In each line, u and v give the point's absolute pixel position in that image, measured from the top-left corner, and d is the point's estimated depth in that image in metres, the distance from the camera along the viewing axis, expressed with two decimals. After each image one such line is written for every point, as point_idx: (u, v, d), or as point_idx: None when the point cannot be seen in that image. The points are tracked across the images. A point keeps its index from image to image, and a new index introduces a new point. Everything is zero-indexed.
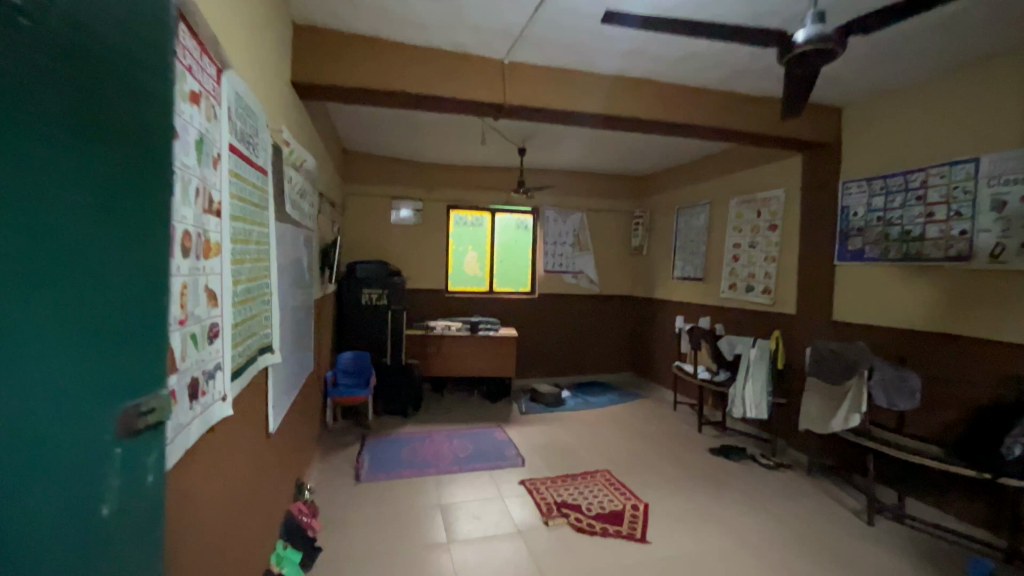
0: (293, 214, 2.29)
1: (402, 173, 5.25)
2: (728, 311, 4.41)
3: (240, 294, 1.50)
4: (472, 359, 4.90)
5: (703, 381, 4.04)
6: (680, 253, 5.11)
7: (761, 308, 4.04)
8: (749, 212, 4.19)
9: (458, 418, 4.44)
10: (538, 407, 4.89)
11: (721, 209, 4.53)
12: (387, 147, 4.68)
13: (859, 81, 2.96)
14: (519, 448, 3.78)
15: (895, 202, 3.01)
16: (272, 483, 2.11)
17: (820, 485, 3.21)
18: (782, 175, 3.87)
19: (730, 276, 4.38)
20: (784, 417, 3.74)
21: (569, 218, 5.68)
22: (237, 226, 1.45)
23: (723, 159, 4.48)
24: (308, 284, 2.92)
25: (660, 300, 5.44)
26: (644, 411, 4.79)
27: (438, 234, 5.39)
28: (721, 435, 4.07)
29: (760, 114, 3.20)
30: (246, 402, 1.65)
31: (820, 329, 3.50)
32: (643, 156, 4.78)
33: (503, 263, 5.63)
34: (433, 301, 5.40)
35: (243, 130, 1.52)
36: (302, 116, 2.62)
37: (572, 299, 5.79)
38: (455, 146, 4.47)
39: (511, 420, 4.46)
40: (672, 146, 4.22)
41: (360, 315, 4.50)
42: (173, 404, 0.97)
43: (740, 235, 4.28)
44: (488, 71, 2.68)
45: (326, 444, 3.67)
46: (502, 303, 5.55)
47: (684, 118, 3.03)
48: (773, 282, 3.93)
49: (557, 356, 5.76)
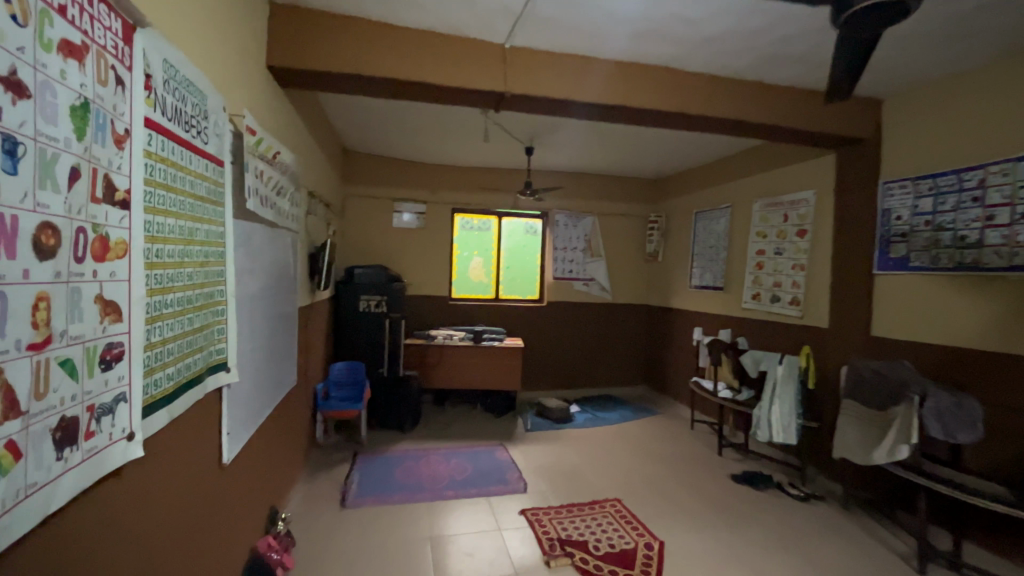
0: (264, 213, 2.04)
1: (404, 174, 5.02)
2: (751, 323, 4.07)
3: (170, 303, 1.24)
4: (474, 370, 4.62)
5: (724, 400, 3.71)
6: (699, 261, 4.78)
7: (788, 321, 3.70)
8: (775, 216, 3.86)
9: (458, 434, 4.16)
10: (544, 423, 4.58)
11: (744, 212, 4.20)
12: (389, 146, 4.45)
13: (906, 67, 2.63)
14: (522, 470, 3.49)
15: (947, 204, 2.68)
16: (232, 519, 1.85)
17: (858, 522, 2.85)
18: (813, 176, 3.54)
19: (753, 286, 4.04)
20: (815, 442, 3.38)
21: (580, 222, 5.40)
22: (164, 222, 1.20)
23: (748, 159, 4.16)
24: (290, 290, 2.67)
25: (677, 310, 5.11)
26: (659, 429, 4.46)
27: (442, 238, 5.14)
28: (744, 460, 3.72)
29: (791, 106, 2.88)
30: (185, 432, 1.39)
31: (855, 345, 3.15)
32: (661, 156, 4.47)
33: (510, 269, 5.35)
34: (436, 308, 5.14)
35: (180, 109, 1.28)
36: (282, 106, 2.37)
37: (583, 308, 5.48)
38: (459, 144, 4.22)
39: (515, 438, 4.17)
40: (692, 143, 3.92)
41: (357, 323, 4.27)
42: (12, 460, 0.71)
43: (764, 240, 3.95)
44: (487, 56, 2.42)
45: (314, 463, 3.41)
46: (508, 311, 5.27)
47: (706, 111, 2.73)
48: (802, 293, 3.59)
49: (567, 368, 5.46)
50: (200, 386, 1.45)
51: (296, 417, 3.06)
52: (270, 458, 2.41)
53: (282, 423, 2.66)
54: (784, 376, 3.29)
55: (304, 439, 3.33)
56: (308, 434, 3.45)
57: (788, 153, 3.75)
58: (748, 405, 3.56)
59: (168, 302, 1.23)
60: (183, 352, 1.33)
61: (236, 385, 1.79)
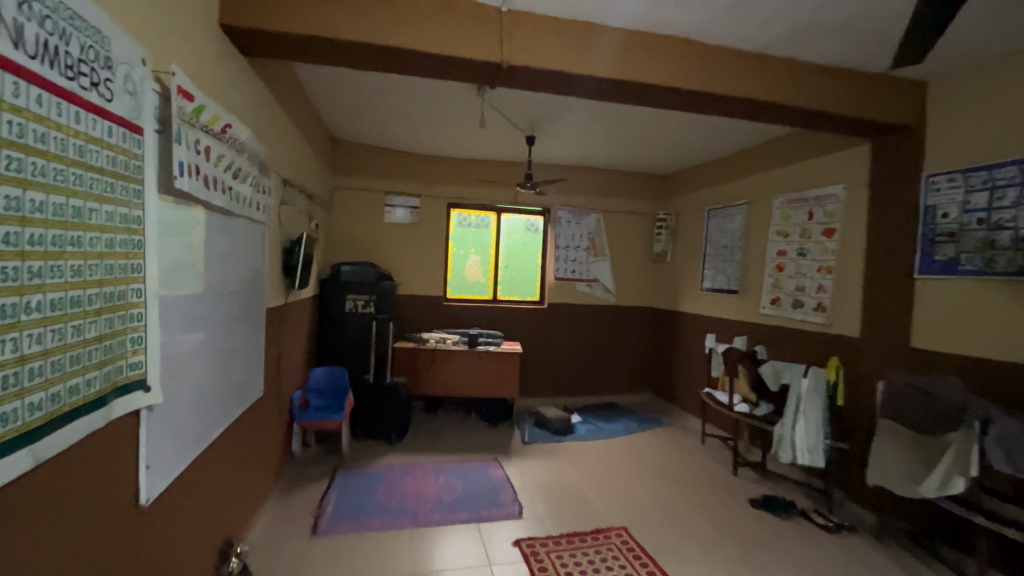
0: (211, 199, 1.72)
1: (397, 166, 4.70)
2: (769, 330, 3.74)
3: (33, 307, 0.93)
4: (469, 377, 4.30)
5: (740, 415, 3.38)
6: (711, 262, 4.45)
7: (812, 329, 3.37)
8: (798, 214, 3.52)
9: (450, 446, 3.83)
10: (543, 435, 4.25)
11: (763, 210, 3.87)
12: (379, 134, 4.14)
13: (963, 42, 2.29)
14: (517, 490, 3.16)
15: (1006, 199, 2.34)
16: (162, 566, 1.53)
17: (895, 559, 2.53)
18: (844, 168, 3.20)
19: (773, 290, 3.71)
20: (843, 464, 3.05)
21: (583, 220, 5.08)
22: (19, 197, 0.89)
23: (769, 152, 3.82)
24: (255, 290, 2.35)
25: (686, 314, 4.78)
26: (667, 443, 4.12)
27: (436, 235, 4.82)
28: (762, 481, 3.39)
29: (826, 87, 2.55)
30: (68, 473, 1.07)
31: (892, 358, 2.82)
32: (672, 149, 4.14)
33: (509, 268, 5.02)
34: (429, 310, 4.81)
35: (59, 47, 0.96)
36: (243, 75, 2.04)
37: (586, 310, 5.15)
38: (454, 132, 3.90)
39: (511, 451, 3.84)
40: (708, 133, 3.59)
41: (343, 325, 3.96)
42: None
43: (786, 240, 3.62)
44: (481, 22, 2.09)
45: (288, 480, 3.08)
46: (506, 313, 4.94)
47: (731, 91, 2.40)
48: (829, 298, 3.26)
49: (568, 374, 5.13)
50: (99, 413, 1.14)
51: (266, 430, 2.74)
52: (226, 482, 2.09)
53: (244, 440, 2.35)
54: (809, 391, 2.96)
55: (278, 453, 3.01)
56: (283, 448, 3.12)
57: (815, 144, 3.41)
58: (768, 421, 3.23)
59: (30, 306, 0.92)
60: (64, 371, 1.02)
61: (165, 405, 1.47)
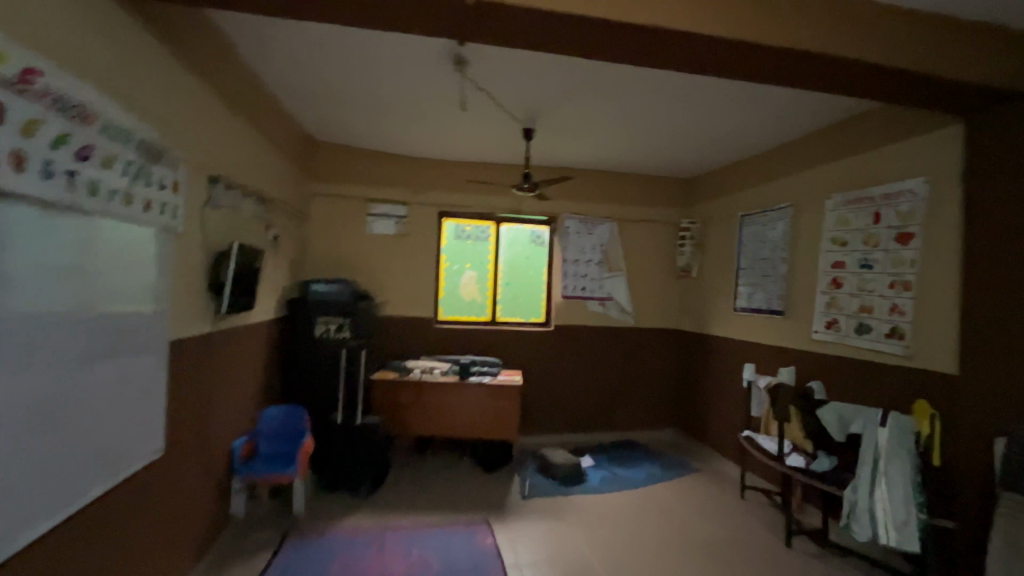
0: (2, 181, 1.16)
1: (382, 170, 4.14)
2: (825, 361, 3.01)
3: None
4: (460, 414, 3.63)
5: (794, 471, 2.66)
6: (746, 277, 3.75)
7: (886, 360, 2.65)
8: (860, 217, 2.83)
9: (431, 502, 3.17)
10: (546, 485, 3.54)
11: (812, 213, 3.18)
12: (354, 130, 3.59)
13: None
14: (509, 569, 2.48)
15: None
16: None
17: None
18: (923, 156, 2.53)
19: (827, 310, 3.00)
20: (941, 544, 2.30)
21: (595, 229, 4.44)
22: None
23: (819, 143, 3.14)
24: (141, 316, 1.76)
25: (717, 338, 4.06)
26: (697, 497, 3.39)
27: (426, 248, 4.22)
28: (824, 557, 2.64)
29: (915, 38, 1.89)
30: None
31: (1011, 405, 2.08)
32: (698, 142, 3.50)
33: (510, 286, 4.38)
34: (417, 334, 4.19)
35: None
36: (101, 19, 1.48)
37: (599, 333, 4.47)
38: (440, 125, 3.31)
39: (505, 509, 3.15)
40: (744, 118, 2.95)
41: (311, 353, 3.40)
42: None
43: (843, 249, 2.92)
44: None
45: (220, 553, 2.45)
46: (506, 337, 4.29)
47: (782, 40, 1.77)
48: (908, 323, 2.55)
49: (579, 408, 4.44)
50: None
51: (176, 497, 2.12)
52: None
53: (121, 520, 1.74)
54: (889, 447, 2.29)
55: (204, 519, 2.38)
56: (214, 511, 2.49)
57: (881, 128, 2.74)
58: (831, 483, 2.50)
59: None
60: None
61: None
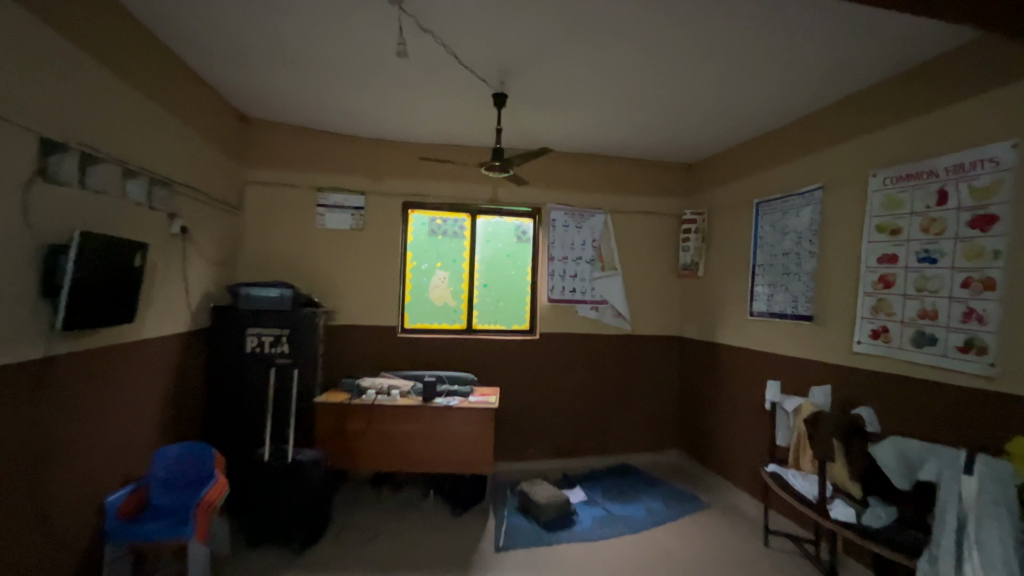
0: None
1: (335, 154, 3.53)
2: (872, 380, 2.39)
3: None
4: (423, 444, 3.00)
5: (838, 526, 2.05)
6: (764, 276, 3.13)
7: (959, 382, 2.04)
8: (916, 198, 2.22)
9: (381, 560, 2.54)
10: (527, 530, 2.90)
11: (850, 197, 2.57)
12: (292, 101, 2.98)
13: None
14: None
15: None
16: None
17: None
18: (1012, 112, 1.92)
19: (873, 316, 2.39)
20: None
21: (586, 222, 3.83)
22: None
23: (860, 109, 2.54)
24: None
25: (730, 348, 3.44)
26: (711, 544, 2.77)
27: (387, 244, 3.59)
28: None
29: None
30: None
31: None
32: (709, 112, 2.90)
33: (488, 288, 3.75)
34: (377, 346, 3.56)
35: None
36: None
37: (591, 342, 3.85)
38: (393, 89, 2.71)
39: (474, 568, 2.52)
40: (765, 72, 2.35)
41: (238, 373, 2.79)
42: None
43: (892, 238, 2.32)
44: None
45: None
46: (482, 348, 3.67)
47: None
48: (989, 333, 1.94)
49: (568, 429, 3.81)
50: None
51: None
52: None
53: None
54: (980, 503, 1.68)
55: None
56: None
57: (949, 83, 2.14)
58: (892, 547, 1.88)
59: None
60: None
61: None
